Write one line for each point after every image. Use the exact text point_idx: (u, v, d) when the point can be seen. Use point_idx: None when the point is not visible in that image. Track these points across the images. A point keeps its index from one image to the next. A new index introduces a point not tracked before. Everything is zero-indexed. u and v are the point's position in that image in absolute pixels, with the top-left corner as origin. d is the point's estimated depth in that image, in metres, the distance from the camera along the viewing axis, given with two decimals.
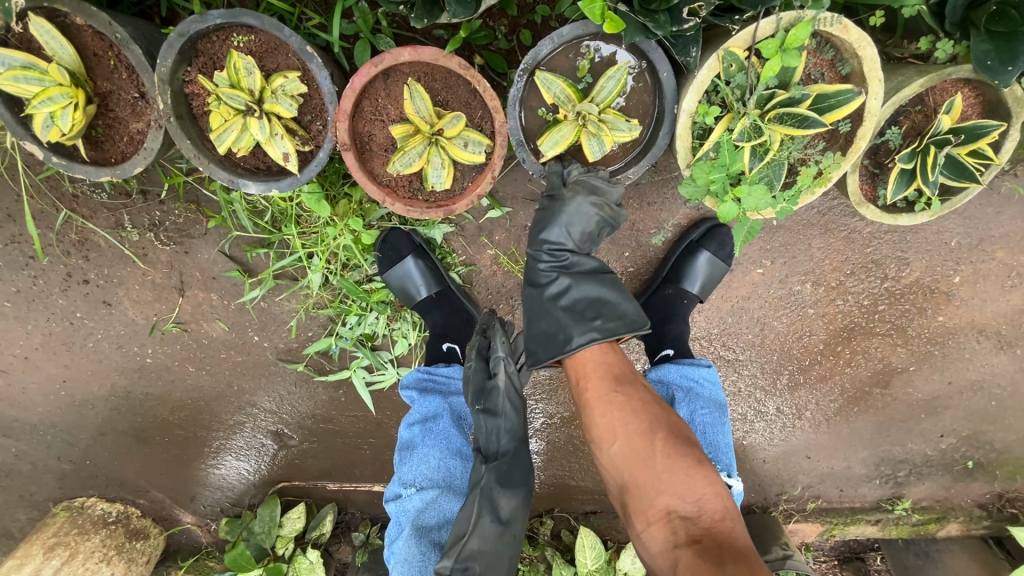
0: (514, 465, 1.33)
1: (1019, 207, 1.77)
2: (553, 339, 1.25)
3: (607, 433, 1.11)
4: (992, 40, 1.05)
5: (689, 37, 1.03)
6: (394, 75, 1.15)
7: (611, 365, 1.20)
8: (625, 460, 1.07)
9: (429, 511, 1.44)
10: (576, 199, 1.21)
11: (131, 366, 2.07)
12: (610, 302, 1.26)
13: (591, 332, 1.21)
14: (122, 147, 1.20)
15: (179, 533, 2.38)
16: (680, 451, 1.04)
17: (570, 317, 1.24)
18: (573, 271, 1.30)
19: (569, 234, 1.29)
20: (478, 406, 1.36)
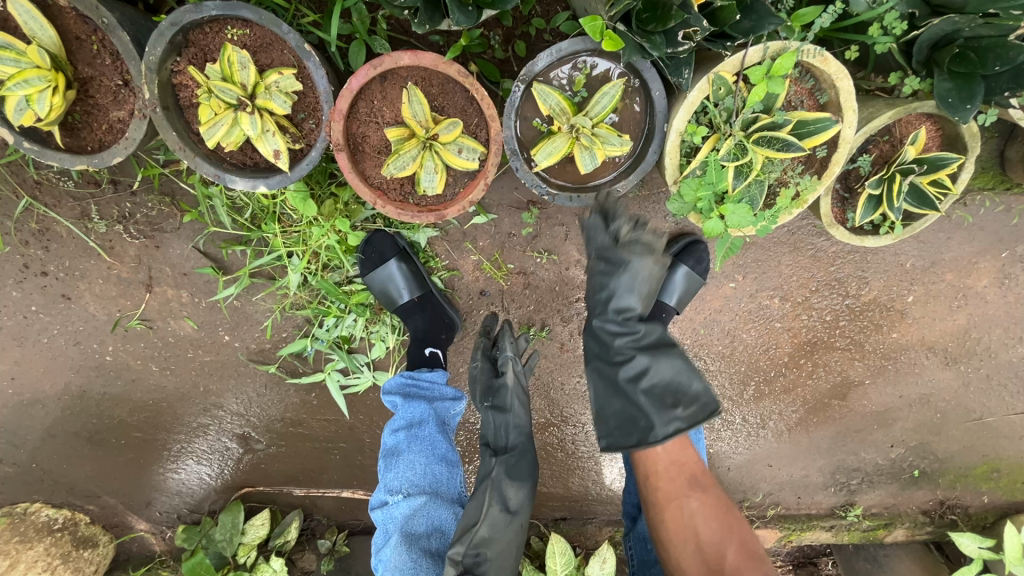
0: (520, 458, 1.49)
1: (967, 234, 1.91)
2: (633, 424, 1.17)
3: (679, 536, 1.20)
4: (953, 80, 1.13)
5: (682, 59, 1.07)
6: (391, 78, 1.15)
7: (685, 464, 1.27)
8: (695, 560, 1.16)
9: (418, 517, 1.48)
10: (635, 258, 1.23)
11: (88, 364, 1.97)
12: (688, 377, 1.19)
13: (675, 419, 1.13)
14: (100, 135, 1.15)
15: (130, 541, 2.25)
16: (749, 561, 1.15)
17: (650, 398, 1.16)
18: (647, 345, 1.22)
19: (637, 299, 1.25)
20: (487, 402, 1.58)
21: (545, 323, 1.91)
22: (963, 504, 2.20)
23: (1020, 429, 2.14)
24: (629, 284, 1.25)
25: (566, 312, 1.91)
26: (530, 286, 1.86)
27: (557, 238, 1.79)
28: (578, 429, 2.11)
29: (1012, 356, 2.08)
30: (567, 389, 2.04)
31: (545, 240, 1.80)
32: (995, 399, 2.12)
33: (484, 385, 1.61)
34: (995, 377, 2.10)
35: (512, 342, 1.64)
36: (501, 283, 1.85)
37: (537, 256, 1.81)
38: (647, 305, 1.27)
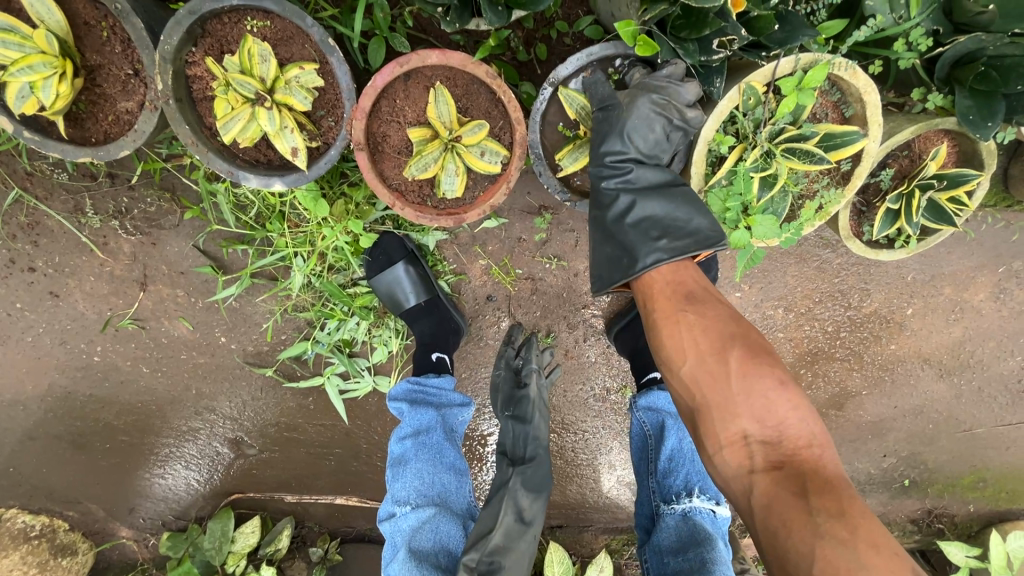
0: (537, 470, 1.50)
1: (966, 248, 1.94)
2: (616, 260, 1.12)
3: (675, 351, 0.99)
4: (973, 98, 1.14)
5: (714, 68, 1.07)
6: (415, 77, 1.12)
7: (682, 283, 1.06)
8: (697, 386, 0.96)
9: (426, 530, 1.44)
10: (637, 103, 1.08)
11: (74, 364, 1.88)
12: (680, 210, 1.10)
13: (656, 252, 1.07)
14: (105, 126, 1.09)
15: (111, 549, 2.16)
16: (761, 370, 0.92)
17: (634, 234, 1.10)
18: (640, 186, 1.13)
19: (635, 144, 1.11)
20: (509, 411, 1.64)
21: (551, 329, 1.88)
22: (949, 513, 2.22)
23: (1007, 440, 2.16)
24: (627, 130, 1.09)
25: (572, 319, 1.89)
26: (537, 292, 1.84)
27: (568, 244, 1.77)
28: (577, 436, 2.08)
29: (1004, 369, 2.10)
30: (569, 396, 2.01)
31: (555, 246, 1.77)
32: (986, 411, 2.14)
33: (506, 394, 1.69)
34: (986, 390, 2.12)
35: (536, 354, 1.71)
36: (508, 288, 1.83)
37: (546, 261, 1.79)
38: (653, 150, 1.14)
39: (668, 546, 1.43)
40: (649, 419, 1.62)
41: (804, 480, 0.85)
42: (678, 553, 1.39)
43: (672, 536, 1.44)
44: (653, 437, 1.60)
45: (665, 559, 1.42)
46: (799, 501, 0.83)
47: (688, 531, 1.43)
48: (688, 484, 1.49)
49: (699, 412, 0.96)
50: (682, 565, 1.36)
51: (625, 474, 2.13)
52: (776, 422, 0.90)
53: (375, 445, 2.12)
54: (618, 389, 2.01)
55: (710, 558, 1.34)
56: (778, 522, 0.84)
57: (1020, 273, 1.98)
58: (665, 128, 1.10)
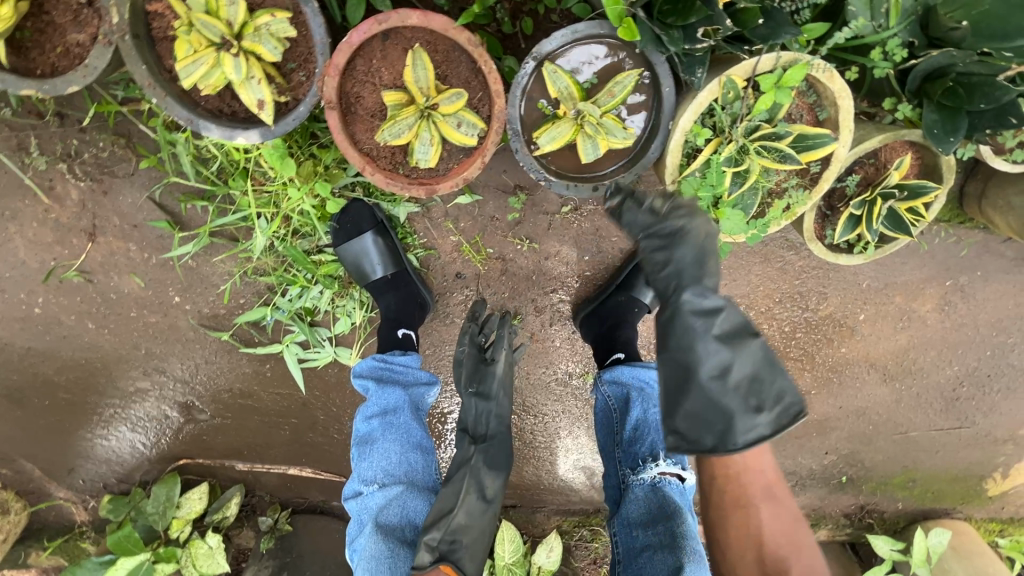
0: (498, 449, 1.47)
1: (919, 260, 2.02)
2: (710, 427, 0.99)
3: (734, 535, 1.12)
4: (940, 113, 1.17)
5: (697, 58, 1.06)
6: (394, 37, 1.08)
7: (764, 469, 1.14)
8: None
9: (394, 506, 1.38)
10: (689, 223, 1.11)
11: (12, 315, 1.78)
12: (771, 372, 1.00)
13: (760, 426, 0.97)
14: (52, 59, 1.02)
15: (46, 510, 2.08)
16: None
17: (737, 397, 0.98)
18: (727, 335, 1.01)
19: (707, 277, 1.08)
20: (472, 387, 1.54)
21: (518, 311, 1.88)
22: (879, 509, 2.35)
23: (938, 444, 2.28)
24: (696, 265, 1.08)
25: (540, 302, 1.89)
26: (506, 273, 1.82)
27: (541, 227, 1.76)
28: (536, 419, 2.10)
29: (942, 377, 2.21)
30: (531, 378, 2.03)
31: (528, 227, 1.76)
32: (922, 415, 2.25)
33: (470, 370, 1.59)
34: (924, 395, 2.23)
35: (508, 331, 1.60)
36: (478, 267, 1.81)
37: (517, 243, 1.78)
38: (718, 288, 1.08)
39: (636, 520, 1.37)
40: (613, 392, 1.59)
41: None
42: (648, 527, 1.33)
43: (641, 508, 1.38)
44: (617, 408, 1.57)
45: (634, 532, 1.36)
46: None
47: (657, 503, 1.36)
48: (654, 449, 1.44)
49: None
50: (651, 539, 1.31)
51: (581, 458, 2.17)
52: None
53: (333, 417, 2.09)
54: (579, 374, 2.03)
55: (680, 532, 1.28)
56: None
57: (965, 287, 2.08)
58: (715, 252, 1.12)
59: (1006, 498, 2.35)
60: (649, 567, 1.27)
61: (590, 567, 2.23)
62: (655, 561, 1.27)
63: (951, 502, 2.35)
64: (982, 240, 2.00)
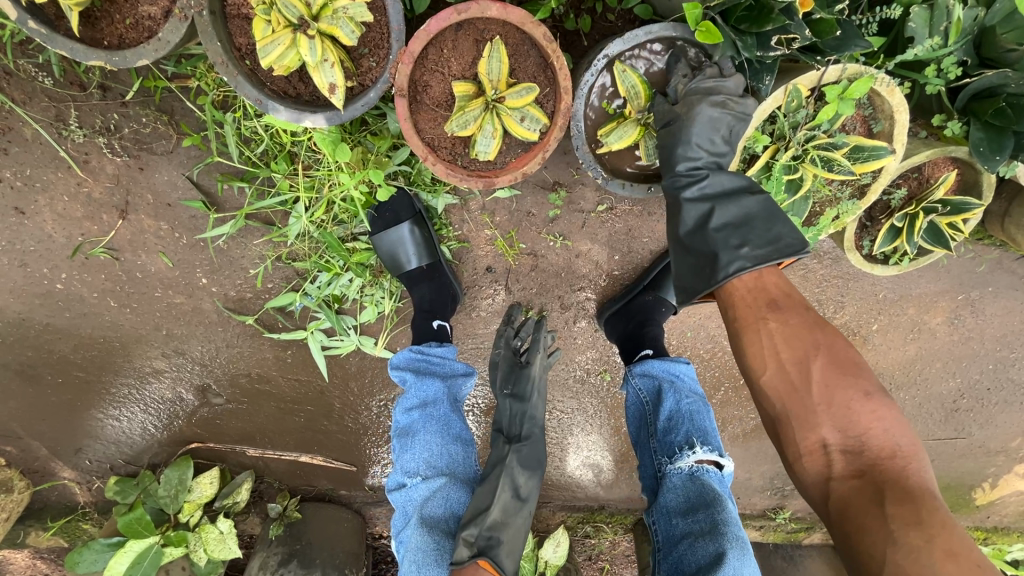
0: (533, 448, 1.43)
1: (935, 273, 2.06)
2: (697, 271, 1.03)
3: (758, 360, 1.02)
4: (986, 131, 1.21)
5: (765, 65, 1.10)
6: (467, 28, 1.07)
7: (770, 288, 1.06)
8: (777, 394, 1.00)
9: (438, 498, 1.38)
10: (698, 109, 1.06)
11: (33, 290, 1.74)
12: (763, 217, 1.02)
13: (742, 258, 0.98)
14: (121, 30, 1.02)
15: (50, 489, 2.04)
16: (842, 380, 0.96)
17: (716, 238, 1.02)
18: (712, 194, 1.07)
19: (707, 147, 1.09)
20: (507, 389, 1.53)
21: (543, 307, 1.89)
22: None
23: (934, 453, 2.35)
24: (696, 137, 1.08)
25: (566, 299, 1.90)
26: (536, 269, 1.83)
27: (575, 225, 1.77)
28: (550, 416, 2.11)
29: (945, 389, 2.26)
30: (552, 375, 2.04)
31: (562, 225, 1.77)
32: (922, 425, 2.31)
33: (505, 372, 1.58)
34: (926, 406, 2.29)
35: (544, 334, 1.56)
36: (509, 262, 1.81)
37: (550, 239, 1.78)
38: (723, 147, 1.10)
39: (677, 508, 1.39)
40: (644, 386, 1.63)
41: (884, 491, 0.88)
42: (688, 515, 1.35)
43: (680, 497, 1.40)
44: (649, 402, 1.60)
45: (674, 520, 1.38)
46: (876, 514, 0.86)
47: (696, 492, 1.38)
48: (689, 439, 1.46)
49: (780, 419, 1.00)
50: (692, 527, 1.32)
51: (591, 455, 2.19)
52: (859, 433, 0.94)
53: (350, 406, 2.08)
54: (598, 372, 2.04)
55: (721, 519, 1.29)
56: (852, 525, 0.88)
57: (975, 302, 2.12)
58: (731, 125, 1.09)
59: (992, 507, 2.43)
60: (690, 555, 1.29)
61: (587, 564, 2.31)
62: (697, 548, 1.28)
63: None
64: (998, 257, 2.03)
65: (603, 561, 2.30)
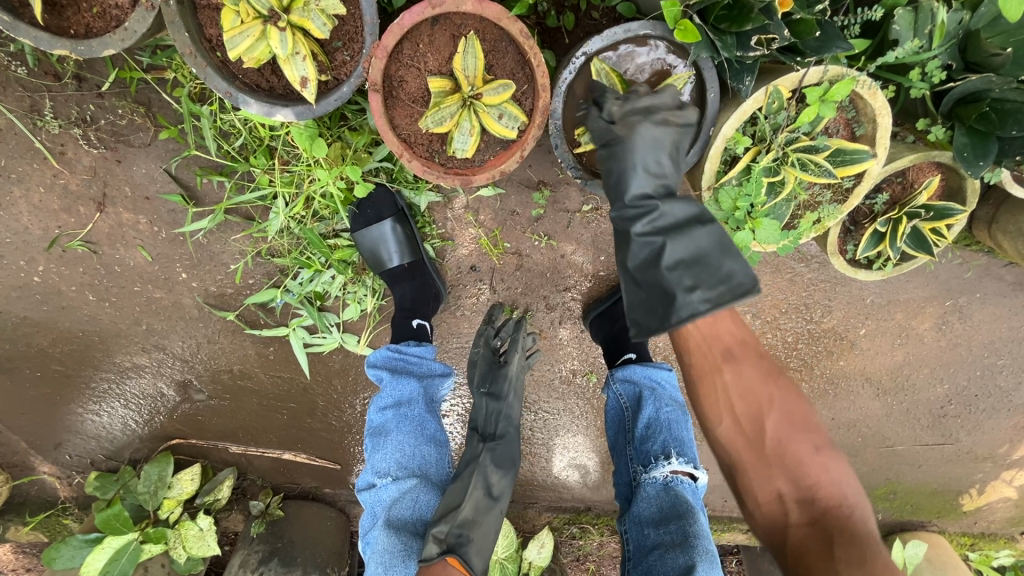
0: (508, 448, 1.42)
1: (923, 279, 2.05)
2: (653, 310, 0.98)
3: (714, 411, 1.06)
4: (970, 136, 1.20)
5: (746, 65, 1.05)
6: (443, 22, 1.05)
7: (725, 334, 1.08)
8: (736, 442, 1.03)
9: (406, 500, 1.36)
10: (638, 129, 1.04)
11: (10, 283, 1.72)
12: (715, 254, 0.98)
13: (697, 301, 0.94)
14: (88, 19, 0.99)
15: (29, 484, 2.02)
16: (793, 433, 1.01)
17: (670, 277, 0.97)
18: (663, 227, 1.03)
19: (650, 175, 1.06)
20: (484, 387, 1.50)
21: (529, 307, 1.87)
22: None
23: (922, 458, 2.34)
24: (641, 160, 1.05)
25: (551, 300, 1.88)
26: (521, 268, 1.81)
27: (560, 224, 1.75)
28: (535, 416, 2.10)
29: (932, 395, 2.25)
30: (536, 376, 2.03)
31: (547, 224, 1.75)
32: (909, 430, 2.30)
33: (482, 371, 1.55)
34: (913, 411, 2.28)
35: (523, 335, 1.54)
36: (494, 261, 1.79)
37: (535, 238, 1.77)
38: (669, 167, 1.07)
39: (649, 518, 1.38)
40: (625, 391, 1.61)
41: (833, 537, 0.92)
42: (659, 525, 1.34)
43: (653, 507, 1.39)
44: (630, 408, 1.59)
45: (646, 531, 1.37)
46: (827, 559, 0.90)
47: (669, 502, 1.37)
48: (666, 448, 1.45)
49: (737, 468, 1.03)
50: (663, 538, 1.31)
51: (577, 456, 2.17)
52: (810, 483, 0.98)
53: (333, 404, 2.06)
54: (583, 373, 2.03)
55: (692, 532, 1.29)
56: (803, 567, 0.93)
57: (964, 308, 2.11)
58: (674, 144, 1.07)
59: (979, 513, 2.42)
60: (660, 565, 1.28)
61: (573, 565, 2.30)
62: (667, 558, 1.27)
63: (927, 515, 2.42)
64: (986, 263, 2.02)
65: (590, 563, 2.29)
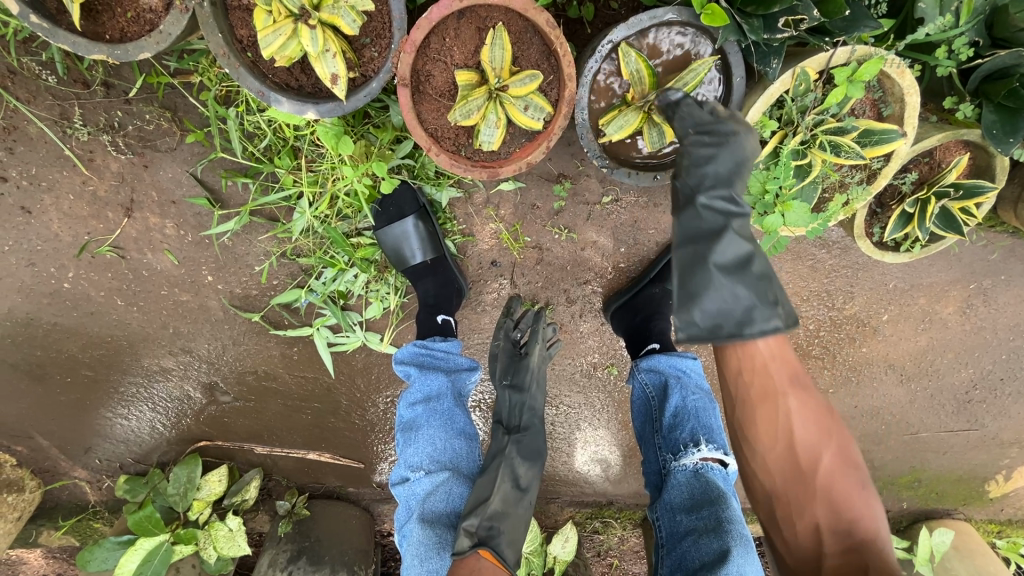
0: (534, 439, 1.42)
1: (946, 262, 2.04)
2: (728, 314, 0.96)
3: (767, 435, 0.98)
4: (999, 113, 1.19)
5: (772, 48, 1.05)
6: (469, 15, 1.06)
7: (788, 360, 1.01)
8: (780, 471, 0.97)
9: (439, 494, 1.37)
10: (744, 131, 1.05)
11: (41, 290, 1.75)
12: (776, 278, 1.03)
13: (777, 317, 0.95)
14: (123, 23, 1.01)
15: (61, 489, 2.06)
16: (844, 468, 0.96)
17: (755, 285, 0.98)
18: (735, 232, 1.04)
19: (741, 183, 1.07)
20: (506, 379, 1.51)
21: (550, 301, 1.88)
22: None
23: (947, 445, 2.31)
24: (736, 159, 1.04)
25: (572, 293, 1.88)
26: (542, 262, 1.82)
27: (580, 217, 1.76)
28: (557, 411, 2.10)
29: (957, 380, 2.23)
30: (559, 370, 2.03)
31: (567, 217, 1.76)
32: (934, 416, 2.28)
33: (505, 363, 1.56)
34: (938, 397, 2.26)
35: (544, 326, 1.56)
36: (515, 255, 1.80)
37: (555, 232, 1.77)
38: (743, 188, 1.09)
39: (681, 504, 1.37)
40: (651, 381, 1.61)
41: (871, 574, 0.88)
42: (692, 512, 1.34)
43: (684, 493, 1.39)
44: (655, 398, 1.59)
45: (678, 517, 1.36)
46: None
47: (700, 489, 1.37)
48: (695, 436, 1.45)
49: (782, 497, 0.97)
50: (697, 524, 1.31)
51: (599, 450, 2.17)
52: (850, 517, 0.93)
53: (357, 402, 2.08)
54: (605, 366, 2.03)
55: (725, 517, 1.29)
56: None
57: (988, 291, 2.09)
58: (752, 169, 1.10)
59: (1006, 500, 2.39)
60: (694, 551, 1.28)
61: (596, 560, 2.29)
62: (701, 544, 1.27)
63: (952, 502, 2.38)
64: (1011, 245, 2.01)
65: (613, 557, 2.28)
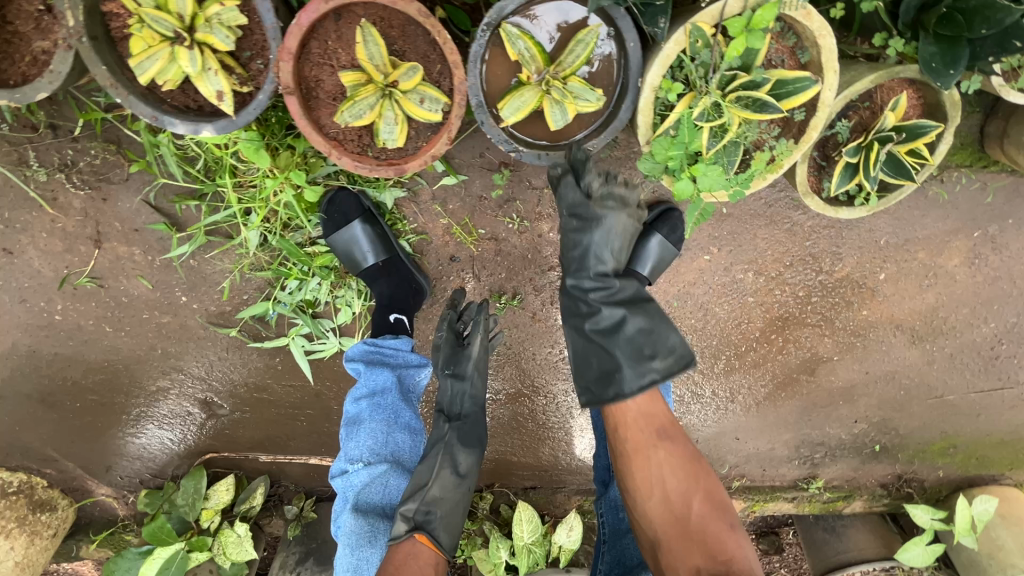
0: (473, 426, 1.44)
1: (940, 211, 1.88)
2: (609, 379, 1.17)
3: (645, 488, 1.16)
4: (938, 44, 1.08)
5: (658, 7, 1.03)
6: (346, 16, 1.06)
7: (655, 415, 1.21)
8: (658, 518, 1.13)
9: (376, 485, 1.40)
10: (607, 216, 1.21)
11: (36, 323, 1.88)
12: (665, 326, 1.19)
13: (652, 371, 1.14)
14: (23, 68, 1.09)
15: (92, 505, 2.19)
16: (714, 513, 1.11)
17: (627, 354, 1.15)
18: (619, 300, 1.21)
19: (611, 257, 1.23)
20: (448, 368, 1.49)
21: (517, 292, 1.86)
22: (919, 478, 2.19)
23: (979, 406, 2.13)
24: (598, 238, 1.21)
25: (539, 281, 1.85)
26: (501, 253, 1.80)
27: (530, 203, 1.73)
28: (548, 399, 2.08)
29: (977, 335, 2.05)
30: (539, 359, 2.00)
31: (517, 205, 1.73)
32: (958, 377, 2.10)
33: (446, 352, 1.52)
34: (958, 356, 2.08)
35: (486, 314, 1.52)
36: (472, 249, 1.79)
37: (508, 221, 1.75)
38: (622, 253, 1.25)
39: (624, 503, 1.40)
40: None
41: None
42: None
43: None
44: None
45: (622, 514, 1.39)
46: None
47: None
48: None
49: (661, 541, 1.12)
50: None
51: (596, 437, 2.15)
52: (725, 558, 1.05)
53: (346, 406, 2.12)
54: None
55: None
56: None
57: (996, 238, 1.92)
58: (629, 228, 1.23)
59: None
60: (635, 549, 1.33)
61: None
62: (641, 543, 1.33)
63: (997, 467, 2.17)
64: (1012, 184, 1.84)
65: None
